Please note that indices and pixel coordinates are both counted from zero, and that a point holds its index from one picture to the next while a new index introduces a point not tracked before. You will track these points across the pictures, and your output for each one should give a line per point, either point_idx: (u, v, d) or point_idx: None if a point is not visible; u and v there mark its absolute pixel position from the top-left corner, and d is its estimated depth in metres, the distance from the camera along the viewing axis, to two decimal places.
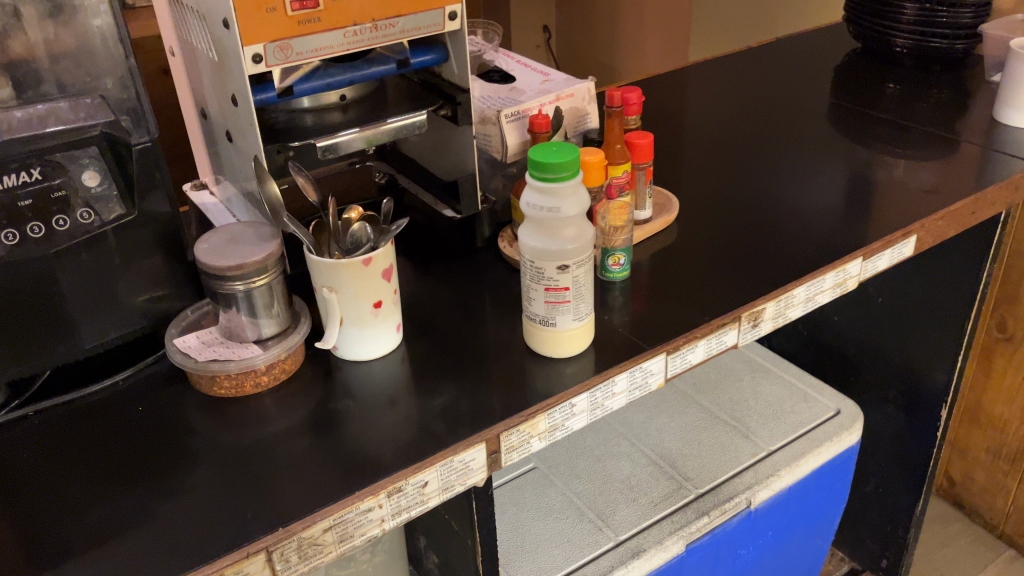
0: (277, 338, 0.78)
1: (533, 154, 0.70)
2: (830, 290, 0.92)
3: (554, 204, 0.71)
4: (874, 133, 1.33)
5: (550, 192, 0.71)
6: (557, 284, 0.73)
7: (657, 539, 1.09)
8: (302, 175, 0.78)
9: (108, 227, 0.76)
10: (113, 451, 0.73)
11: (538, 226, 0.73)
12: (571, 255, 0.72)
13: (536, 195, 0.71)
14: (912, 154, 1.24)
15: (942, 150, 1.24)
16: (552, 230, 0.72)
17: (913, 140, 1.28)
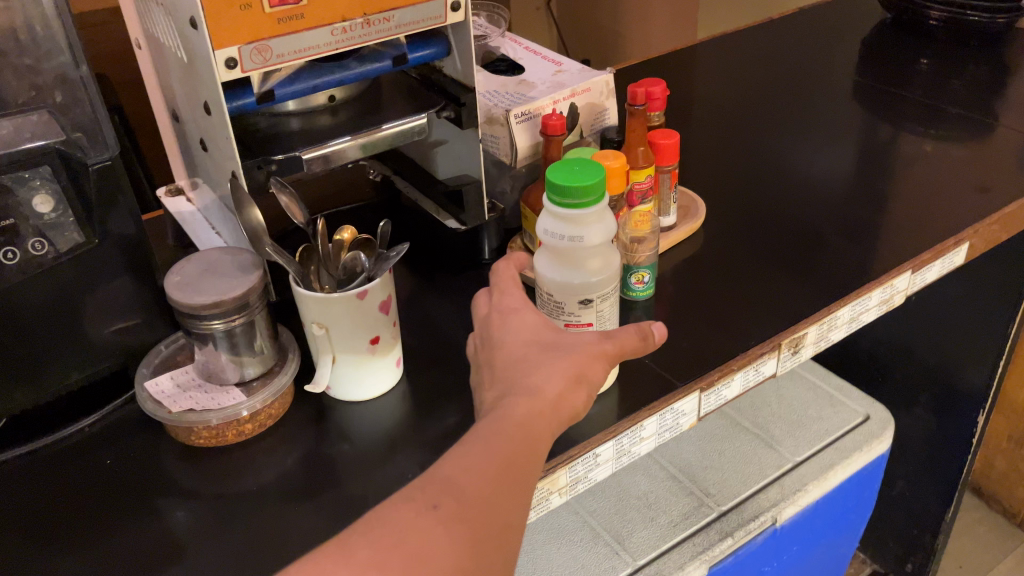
0: (262, 380, 0.69)
1: (551, 176, 0.61)
2: (876, 307, 0.83)
3: (577, 233, 0.62)
4: (911, 116, 1.22)
5: (570, 219, 0.61)
6: (579, 320, 0.66)
7: (678, 564, 1.01)
8: (286, 192, 0.68)
9: (64, 258, 0.66)
10: (78, 514, 0.64)
11: (557, 254, 0.64)
12: (594, 289, 0.64)
13: (555, 222, 0.62)
14: (954, 141, 1.13)
15: (986, 136, 1.14)
16: (573, 260, 0.64)
17: (952, 123, 1.18)
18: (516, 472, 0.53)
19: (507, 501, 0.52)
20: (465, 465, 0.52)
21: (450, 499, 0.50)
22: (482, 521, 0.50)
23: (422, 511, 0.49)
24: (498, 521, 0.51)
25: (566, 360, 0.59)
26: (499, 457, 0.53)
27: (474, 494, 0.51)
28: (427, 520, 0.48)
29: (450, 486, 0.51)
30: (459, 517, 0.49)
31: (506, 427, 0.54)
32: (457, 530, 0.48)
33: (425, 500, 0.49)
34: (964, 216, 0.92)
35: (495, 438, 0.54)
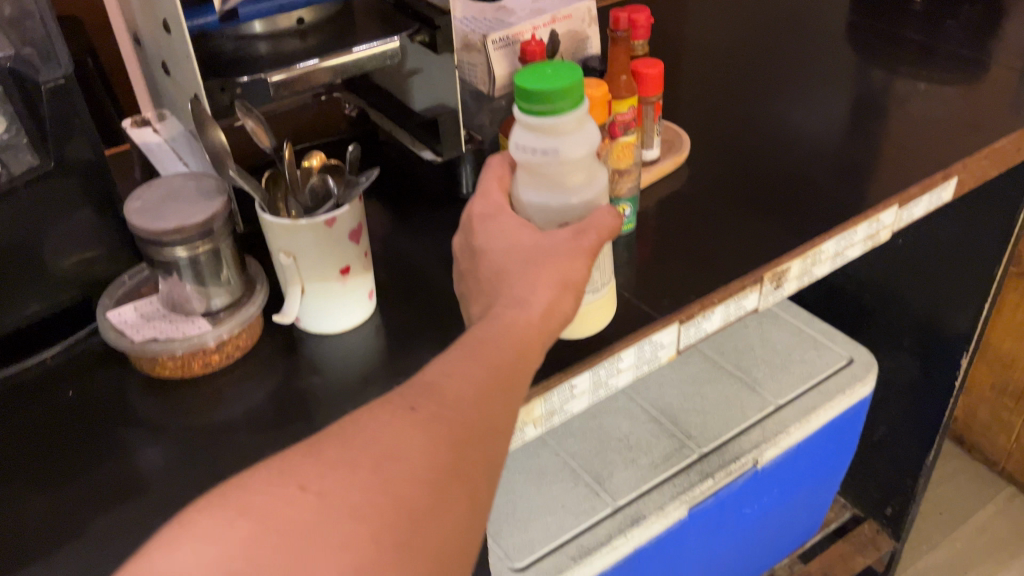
0: (229, 310, 0.67)
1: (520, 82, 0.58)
2: (861, 243, 0.81)
3: (555, 144, 0.59)
4: (901, 54, 1.19)
5: (540, 131, 0.59)
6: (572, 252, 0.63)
7: (658, 504, 1.01)
8: (252, 117, 0.67)
9: (18, 182, 0.63)
10: (39, 447, 0.62)
11: (535, 168, 0.61)
12: (572, 209, 0.62)
13: (532, 133, 0.60)
14: (943, 80, 1.10)
15: (977, 74, 1.11)
16: (552, 174, 0.61)
17: (944, 64, 1.15)
18: (502, 378, 0.51)
19: (493, 406, 0.50)
20: (448, 370, 0.50)
21: (429, 403, 0.47)
22: (467, 424, 0.48)
23: (400, 412, 0.46)
24: (482, 427, 0.48)
25: (546, 263, 0.57)
26: (486, 363, 0.51)
27: (457, 401, 0.48)
28: (404, 422, 0.46)
29: (431, 392, 0.48)
30: (438, 418, 0.47)
31: (493, 333, 0.53)
32: (438, 430, 0.46)
33: (403, 403, 0.47)
34: (953, 150, 0.90)
35: (479, 348, 0.52)
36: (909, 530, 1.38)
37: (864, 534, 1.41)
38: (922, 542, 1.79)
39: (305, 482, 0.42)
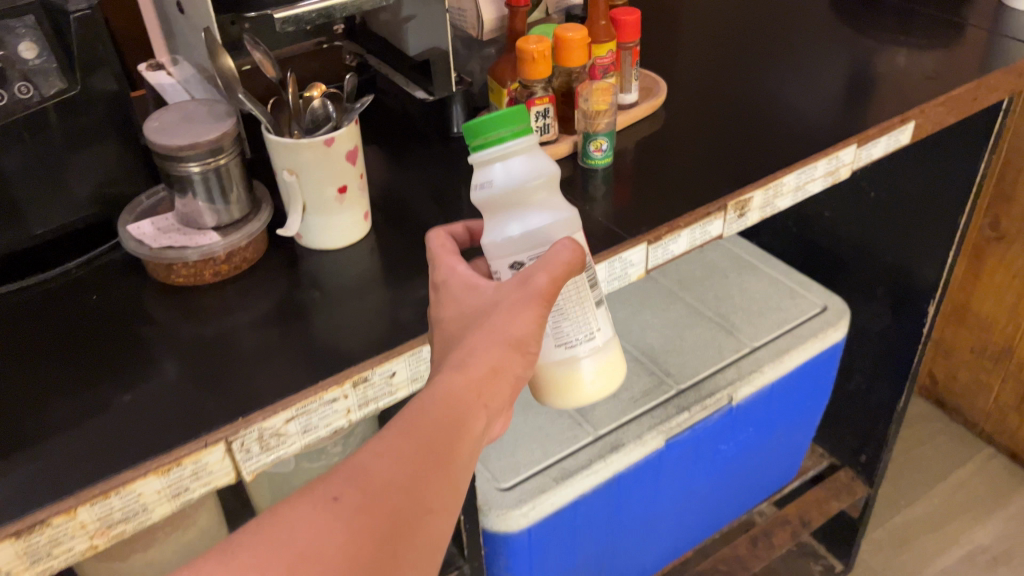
0: (237, 224, 0.74)
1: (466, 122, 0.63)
2: (822, 179, 0.87)
3: (513, 173, 0.61)
4: (878, 17, 1.25)
5: (484, 166, 0.62)
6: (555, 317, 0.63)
7: (637, 434, 1.08)
8: (258, 49, 0.73)
9: (49, 104, 0.70)
10: (64, 341, 0.69)
11: (502, 209, 0.62)
12: (520, 246, 0.62)
13: (495, 171, 0.62)
14: (916, 40, 1.16)
15: (949, 35, 1.17)
16: (523, 206, 0.62)
17: (920, 27, 1.20)
18: (438, 459, 0.51)
19: (426, 484, 0.50)
20: (378, 450, 0.50)
21: (355, 490, 0.48)
22: (394, 511, 0.48)
23: (321, 503, 0.47)
24: (413, 510, 0.49)
25: (492, 331, 0.56)
26: (422, 445, 0.51)
27: (384, 484, 0.49)
28: (324, 513, 0.47)
29: (357, 475, 0.49)
30: (362, 507, 0.47)
31: (427, 414, 0.52)
32: (359, 522, 0.47)
33: (325, 492, 0.48)
34: (914, 99, 0.96)
35: (414, 423, 0.52)
36: (881, 475, 1.45)
37: (839, 479, 1.48)
38: (901, 496, 1.86)
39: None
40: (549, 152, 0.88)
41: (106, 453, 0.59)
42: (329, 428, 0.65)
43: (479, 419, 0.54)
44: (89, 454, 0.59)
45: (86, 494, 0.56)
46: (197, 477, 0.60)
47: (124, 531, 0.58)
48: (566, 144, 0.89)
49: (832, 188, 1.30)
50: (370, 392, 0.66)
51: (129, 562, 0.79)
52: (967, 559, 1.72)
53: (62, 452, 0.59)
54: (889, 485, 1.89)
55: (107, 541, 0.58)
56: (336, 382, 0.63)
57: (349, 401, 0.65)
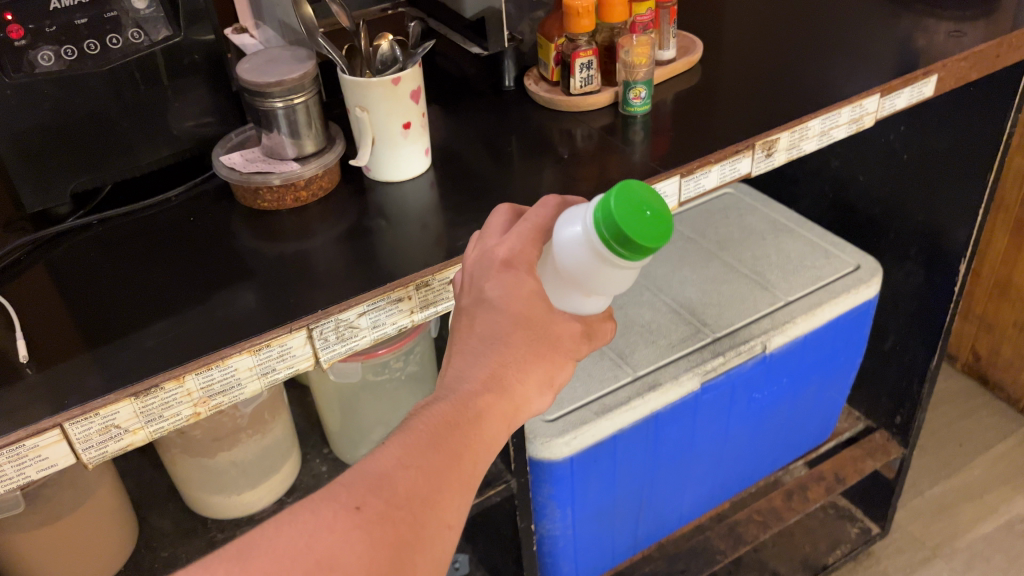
0: (315, 156, 0.85)
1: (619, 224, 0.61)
2: (846, 126, 0.95)
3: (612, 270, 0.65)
4: None
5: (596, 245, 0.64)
6: None
7: (673, 375, 1.15)
8: (336, 2, 0.84)
9: (157, 48, 0.83)
10: (168, 254, 0.81)
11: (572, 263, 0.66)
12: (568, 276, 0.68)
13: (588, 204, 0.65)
14: None
15: None
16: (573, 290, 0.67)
17: None
18: (457, 480, 0.56)
19: (444, 499, 0.55)
20: (407, 462, 0.54)
21: (378, 499, 0.53)
22: (414, 523, 0.53)
23: (345, 511, 0.52)
24: (434, 519, 0.54)
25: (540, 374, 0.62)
26: (446, 470, 0.56)
27: (406, 495, 0.54)
28: (349, 521, 0.51)
29: (383, 487, 0.53)
30: (384, 517, 0.52)
31: (457, 435, 0.57)
32: (382, 533, 0.52)
33: (349, 500, 0.52)
34: (936, 54, 1.02)
35: (443, 441, 0.56)
36: (915, 436, 1.49)
37: (874, 440, 1.52)
38: (940, 467, 1.78)
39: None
40: (592, 101, 0.97)
41: (209, 336, 0.70)
42: (395, 325, 0.75)
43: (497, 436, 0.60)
44: (196, 338, 0.70)
45: (192, 364, 0.66)
46: (283, 359, 0.70)
47: (222, 403, 0.69)
48: (607, 94, 0.98)
49: (867, 152, 1.36)
50: (430, 296, 0.76)
51: (217, 460, 0.93)
52: (1006, 528, 1.64)
53: (172, 334, 0.70)
54: (926, 458, 1.80)
55: (207, 410, 0.69)
56: (400, 285, 0.73)
57: (411, 302, 0.75)
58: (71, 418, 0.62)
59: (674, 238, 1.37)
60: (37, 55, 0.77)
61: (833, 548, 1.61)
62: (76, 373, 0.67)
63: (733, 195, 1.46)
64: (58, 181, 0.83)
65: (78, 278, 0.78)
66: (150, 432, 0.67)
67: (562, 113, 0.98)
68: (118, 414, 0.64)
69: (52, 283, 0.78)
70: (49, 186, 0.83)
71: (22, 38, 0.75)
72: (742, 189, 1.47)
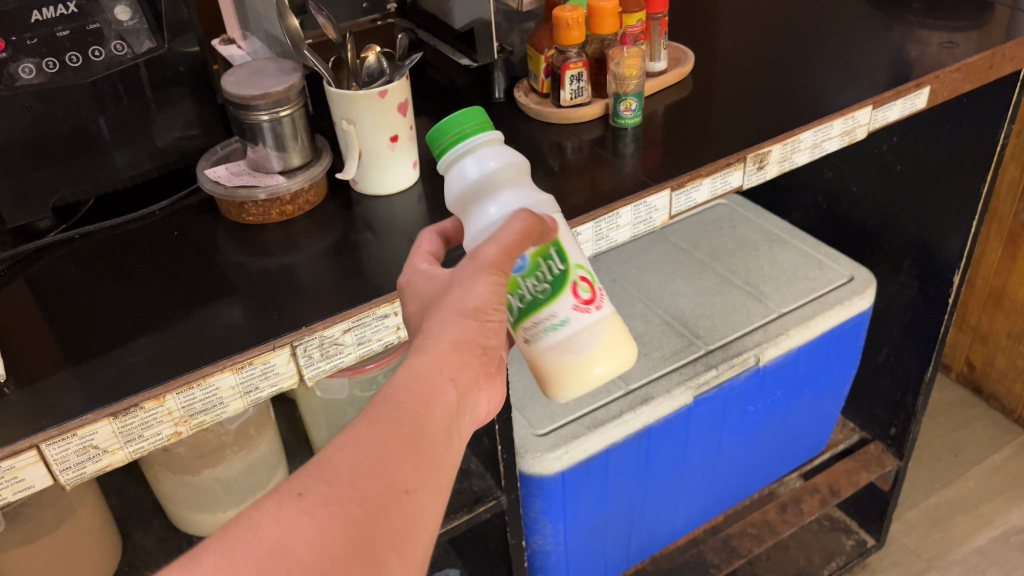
0: (301, 170, 0.84)
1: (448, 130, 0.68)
2: (838, 138, 0.95)
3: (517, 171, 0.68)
4: None
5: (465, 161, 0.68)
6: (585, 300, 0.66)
7: (666, 388, 1.14)
8: (322, 14, 0.83)
9: (141, 60, 0.81)
10: (150, 268, 0.80)
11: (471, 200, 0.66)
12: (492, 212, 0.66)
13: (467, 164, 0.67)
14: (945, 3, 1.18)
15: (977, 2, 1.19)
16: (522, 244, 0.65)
17: None
18: (407, 445, 0.51)
19: (394, 465, 0.50)
20: (342, 441, 0.50)
21: (319, 483, 0.48)
22: (365, 497, 0.48)
23: (286, 500, 0.47)
24: (389, 492, 0.49)
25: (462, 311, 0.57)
26: (388, 437, 0.51)
27: (352, 474, 0.49)
28: (293, 509, 0.47)
29: (324, 470, 0.49)
30: (332, 498, 0.47)
31: (390, 404, 0.53)
32: (331, 512, 0.47)
33: (290, 488, 0.48)
34: (928, 66, 1.01)
35: (375, 415, 0.52)
36: (910, 448, 1.48)
37: (868, 452, 1.51)
38: (935, 478, 1.77)
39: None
40: (582, 113, 0.96)
41: (189, 354, 0.68)
42: (381, 342, 0.74)
43: (447, 394, 0.55)
44: (175, 355, 0.68)
45: (173, 383, 0.65)
46: (265, 377, 0.69)
47: (204, 421, 0.68)
48: (598, 106, 0.97)
49: (860, 163, 1.35)
50: None
51: (202, 477, 0.92)
52: (1001, 540, 1.63)
53: (153, 352, 0.69)
54: (921, 469, 1.79)
55: (189, 429, 0.67)
56: (386, 301, 0.72)
57: (398, 318, 0.74)
58: (48, 439, 0.61)
59: (667, 249, 1.36)
60: (18, 68, 0.76)
61: (828, 561, 1.60)
62: (55, 393, 0.65)
63: (727, 207, 1.45)
64: (39, 197, 0.82)
65: (58, 294, 0.77)
66: (129, 452, 0.65)
67: (552, 125, 0.97)
68: (97, 435, 0.63)
69: (33, 299, 0.77)
70: (31, 200, 0.82)
71: (5, 50, 0.74)
72: (736, 200, 1.46)
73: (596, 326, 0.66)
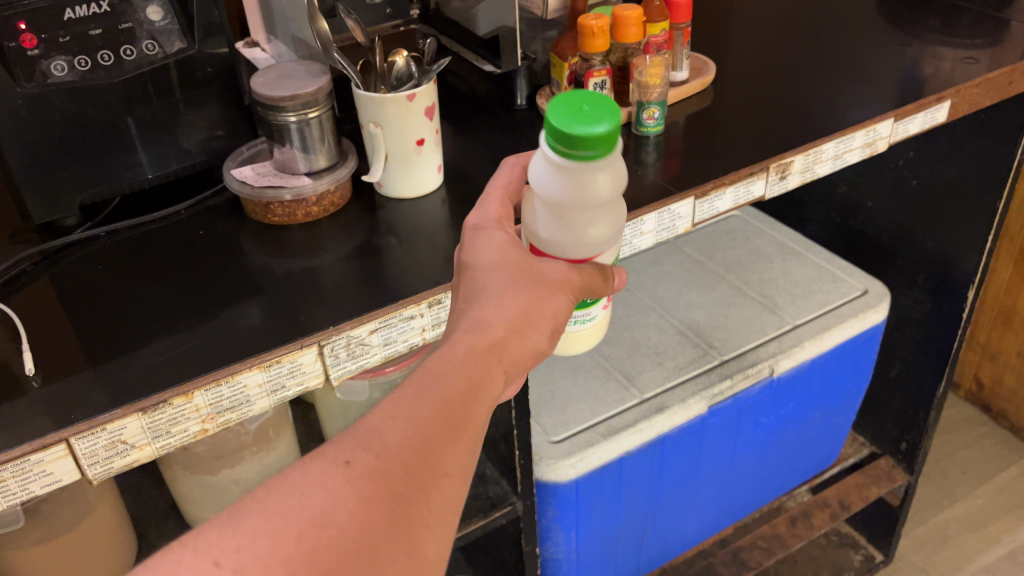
0: (326, 171, 0.84)
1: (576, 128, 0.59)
2: (859, 150, 0.95)
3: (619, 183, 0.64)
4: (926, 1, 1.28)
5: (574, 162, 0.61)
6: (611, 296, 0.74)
7: (680, 398, 1.14)
8: (351, 17, 0.84)
9: (171, 60, 0.82)
10: (174, 268, 0.80)
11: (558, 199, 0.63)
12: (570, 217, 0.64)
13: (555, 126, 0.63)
14: (963, 19, 1.19)
15: (994, 17, 1.19)
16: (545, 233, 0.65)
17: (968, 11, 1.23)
18: (455, 428, 0.51)
19: (440, 445, 0.50)
20: (392, 414, 0.50)
21: (368, 453, 0.48)
22: (409, 474, 0.48)
23: (332, 468, 0.47)
24: (431, 473, 0.49)
25: (535, 311, 0.59)
26: (440, 416, 0.51)
27: (398, 448, 0.48)
28: (338, 478, 0.46)
29: (373, 440, 0.48)
30: (376, 471, 0.47)
31: (444, 382, 0.53)
32: (376, 486, 0.47)
33: (336, 455, 0.47)
34: (948, 80, 1.02)
35: (426, 391, 0.52)
36: (921, 463, 1.48)
37: (879, 467, 1.51)
38: (944, 495, 1.76)
39: (222, 555, 0.43)
40: None
41: (212, 353, 0.69)
42: (407, 343, 0.74)
43: (497, 382, 0.55)
44: (199, 356, 0.69)
45: (202, 380, 0.65)
46: (293, 375, 0.69)
47: (230, 419, 0.68)
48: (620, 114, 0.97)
49: (876, 177, 1.35)
50: (442, 313, 0.75)
51: (220, 477, 0.92)
52: (1009, 558, 1.63)
53: (177, 351, 0.69)
54: (929, 486, 1.79)
55: (215, 426, 0.68)
56: (413, 302, 0.72)
57: (424, 320, 0.74)
58: (78, 432, 0.61)
59: (681, 260, 1.37)
60: (50, 65, 0.76)
61: None
62: (77, 390, 0.65)
63: (740, 218, 1.45)
64: (67, 195, 0.82)
65: (81, 292, 0.77)
66: (157, 448, 0.65)
67: None
68: (125, 429, 0.63)
69: (57, 296, 0.77)
70: (58, 198, 0.82)
71: (35, 47, 0.75)
72: (749, 213, 1.47)
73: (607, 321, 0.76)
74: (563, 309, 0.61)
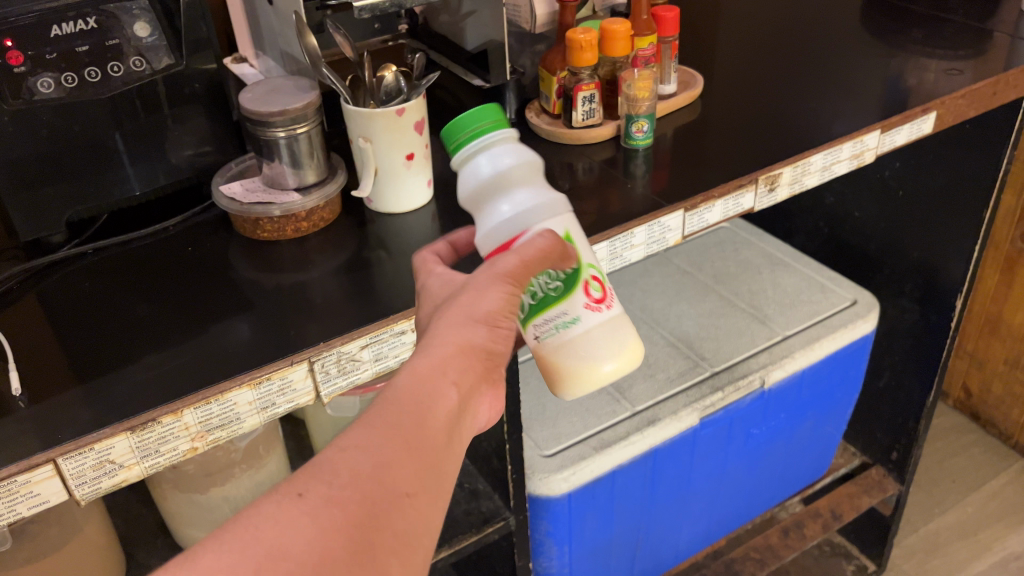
0: (316, 187, 0.84)
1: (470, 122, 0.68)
2: (847, 161, 0.96)
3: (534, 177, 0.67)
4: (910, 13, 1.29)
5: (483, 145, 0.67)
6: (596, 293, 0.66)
7: (672, 410, 1.13)
8: (340, 33, 0.84)
9: (159, 76, 0.82)
10: (161, 285, 0.79)
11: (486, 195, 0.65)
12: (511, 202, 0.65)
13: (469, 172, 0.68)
14: (947, 31, 1.20)
15: (978, 28, 1.20)
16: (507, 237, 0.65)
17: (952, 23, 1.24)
18: (409, 447, 0.50)
19: (394, 467, 0.49)
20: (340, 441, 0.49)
21: (320, 483, 0.47)
22: (365, 500, 0.47)
23: (286, 500, 0.45)
24: (387, 497, 0.48)
25: (469, 316, 0.57)
26: (391, 437, 0.50)
27: (352, 476, 0.47)
28: (291, 510, 0.45)
29: (324, 471, 0.47)
30: (331, 500, 0.46)
31: (392, 404, 0.52)
32: (332, 513, 0.45)
33: (289, 489, 0.46)
34: (933, 92, 1.03)
35: (376, 416, 0.51)
36: (911, 472, 1.48)
37: (870, 477, 1.51)
38: (934, 504, 1.76)
39: None
40: (594, 134, 0.97)
41: (201, 370, 0.68)
42: (398, 358, 0.74)
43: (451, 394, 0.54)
44: (190, 372, 0.68)
45: (191, 399, 0.65)
46: (283, 393, 0.69)
47: (220, 438, 0.67)
48: (610, 127, 0.98)
49: (862, 187, 1.36)
50: None
51: (209, 495, 0.91)
52: (1000, 566, 1.63)
53: (166, 367, 0.69)
54: (919, 495, 1.79)
55: (204, 445, 0.67)
56: (404, 317, 0.72)
57: (415, 335, 0.73)
58: (66, 453, 0.60)
59: (671, 271, 1.37)
60: (36, 82, 0.76)
61: None
62: (65, 410, 0.65)
63: (729, 229, 1.45)
64: (53, 213, 0.82)
65: (68, 308, 0.77)
66: (145, 467, 0.65)
67: (563, 146, 0.98)
68: (113, 449, 0.62)
69: (45, 313, 0.76)
70: (43, 215, 0.81)
71: (21, 65, 0.75)
72: (738, 224, 1.47)
73: (610, 323, 0.67)
74: (505, 305, 0.58)
